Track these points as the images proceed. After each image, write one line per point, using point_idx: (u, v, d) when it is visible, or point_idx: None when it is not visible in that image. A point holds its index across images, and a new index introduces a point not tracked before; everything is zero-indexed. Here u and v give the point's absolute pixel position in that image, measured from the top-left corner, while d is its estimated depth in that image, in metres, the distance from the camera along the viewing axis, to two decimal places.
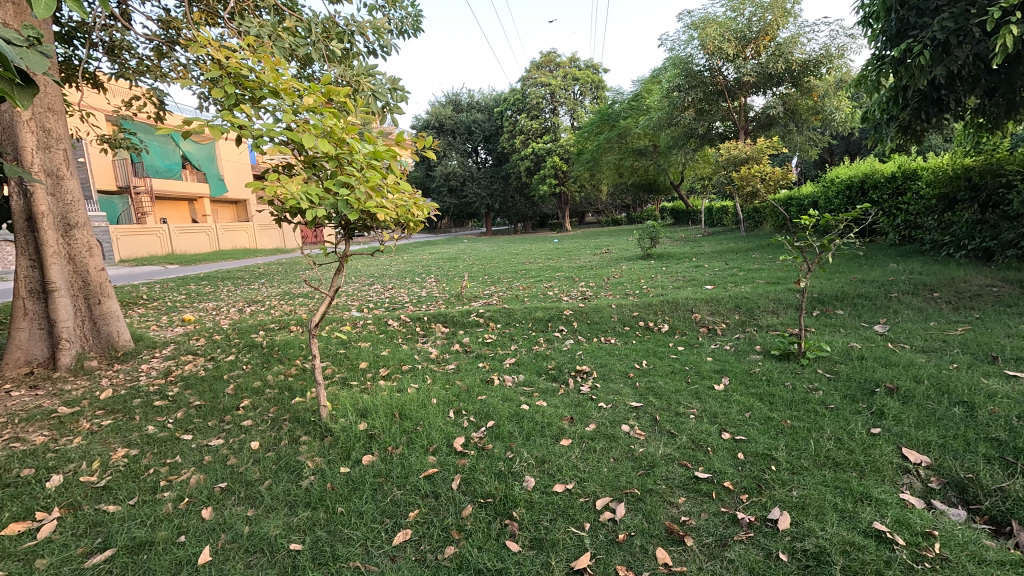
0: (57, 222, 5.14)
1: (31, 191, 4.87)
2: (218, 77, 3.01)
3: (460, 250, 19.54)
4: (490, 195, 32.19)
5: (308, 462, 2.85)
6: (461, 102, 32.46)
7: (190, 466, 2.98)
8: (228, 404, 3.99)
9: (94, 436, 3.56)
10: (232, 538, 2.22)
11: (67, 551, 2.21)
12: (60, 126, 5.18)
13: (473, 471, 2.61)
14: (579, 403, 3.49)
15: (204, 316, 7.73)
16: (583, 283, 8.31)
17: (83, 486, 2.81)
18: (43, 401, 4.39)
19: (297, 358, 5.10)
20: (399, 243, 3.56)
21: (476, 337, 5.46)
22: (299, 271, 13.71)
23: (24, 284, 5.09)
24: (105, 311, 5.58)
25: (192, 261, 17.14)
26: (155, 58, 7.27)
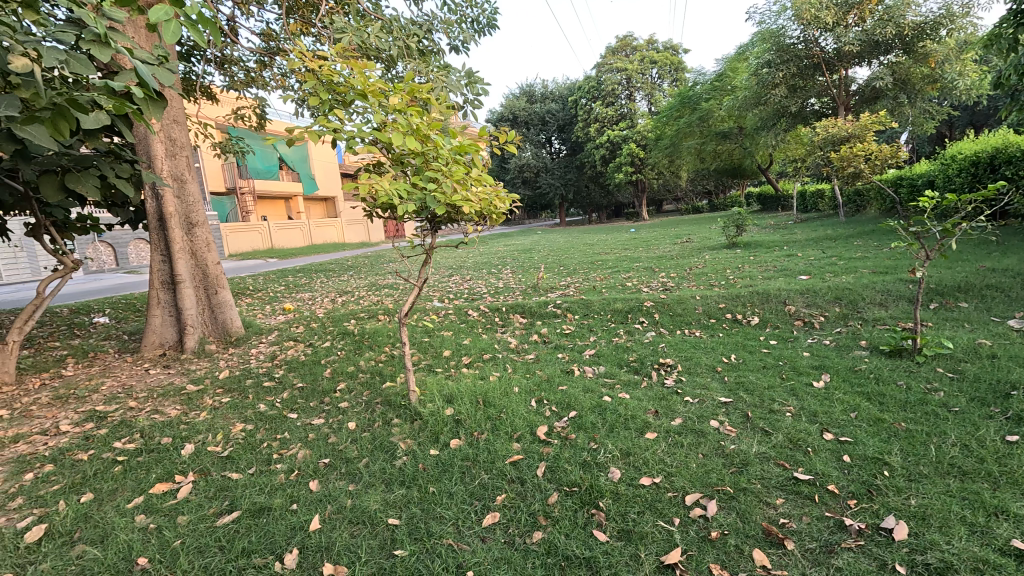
0: (181, 221, 5.80)
1: (161, 194, 5.53)
2: (316, 82, 3.25)
3: (534, 241, 19.60)
4: (564, 186, 31.95)
5: (401, 443, 3.02)
6: (535, 93, 32.42)
7: (297, 442, 3.27)
8: (327, 386, 4.32)
9: (217, 411, 4.02)
10: (336, 509, 2.41)
11: (202, 510, 2.52)
12: (183, 135, 5.83)
13: (558, 460, 2.65)
14: (664, 396, 3.40)
15: (302, 305, 8.40)
16: (664, 273, 8.05)
17: (211, 454, 3.19)
18: (174, 379, 5.00)
19: (384, 345, 5.40)
20: (482, 235, 3.64)
21: (555, 327, 5.48)
22: (384, 263, 14.44)
23: (156, 276, 5.79)
24: (221, 300, 6.22)
25: (290, 255, 18.63)
26: (258, 70, 7.94)
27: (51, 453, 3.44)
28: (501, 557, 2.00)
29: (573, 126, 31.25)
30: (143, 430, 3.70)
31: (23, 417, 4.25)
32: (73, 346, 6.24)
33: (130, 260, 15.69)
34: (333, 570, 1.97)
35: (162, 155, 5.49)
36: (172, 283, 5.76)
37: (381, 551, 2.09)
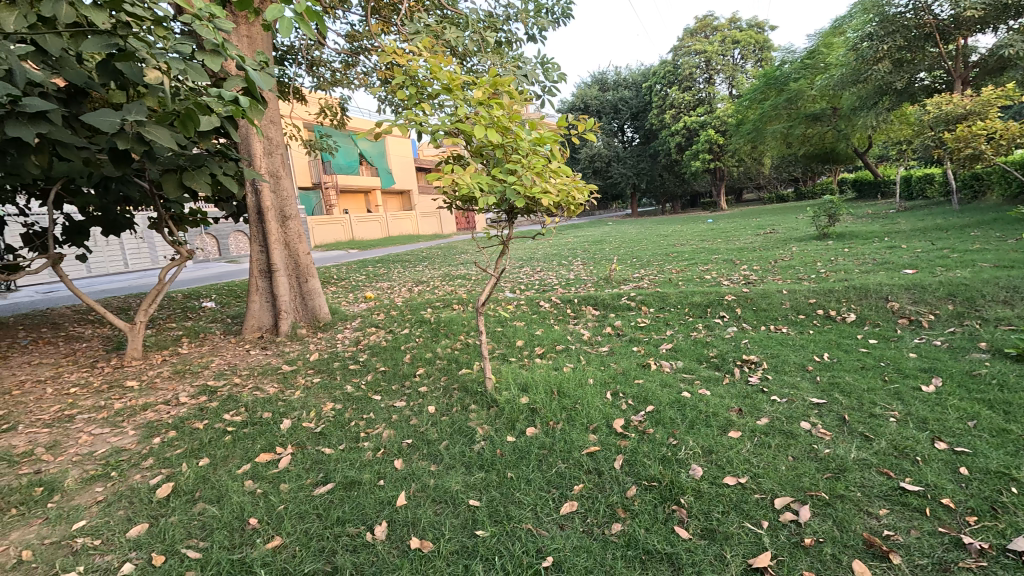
0: (276, 215, 6.29)
1: (260, 189, 6.02)
2: (403, 80, 3.40)
3: (605, 233, 19.26)
4: (636, 175, 31.06)
5: (479, 429, 3.11)
6: (607, 81, 31.74)
7: (382, 422, 3.47)
8: (407, 371, 4.53)
9: (309, 390, 4.34)
10: (420, 487, 2.53)
11: (301, 480, 2.74)
12: (279, 134, 6.29)
13: (636, 454, 2.62)
14: (748, 395, 3.24)
15: (381, 294, 8.83)
16: (745, 266, 7.63)
17: (306, 430, 3.46)
18: (271, 360, 5.46)
19: (460, 334, 5.56)
20: (560, 226, 3.64)
21: (629, 320, 5.37)
22: (456, 254, 14.83)
23: (255, 265, 6.32)
24: (310, 288, 6.67)
25: (369, 246, 19.59)
26: (343, 70, 8.38)
27: (173, 421, 3.89)
28: (580, 545, 2.02)
29: (647, 113, 30.23)
30: (247, 405, 4.08)
31: (149, 388, 4.82)
32: (187, 327, 6.98)
33: (231, 251, 17.22)
34: (420, 544, 2.08)
35: (261, 154, 5.97)
36: (269, 272, 6.25)
37: (463, 530, 2.17)
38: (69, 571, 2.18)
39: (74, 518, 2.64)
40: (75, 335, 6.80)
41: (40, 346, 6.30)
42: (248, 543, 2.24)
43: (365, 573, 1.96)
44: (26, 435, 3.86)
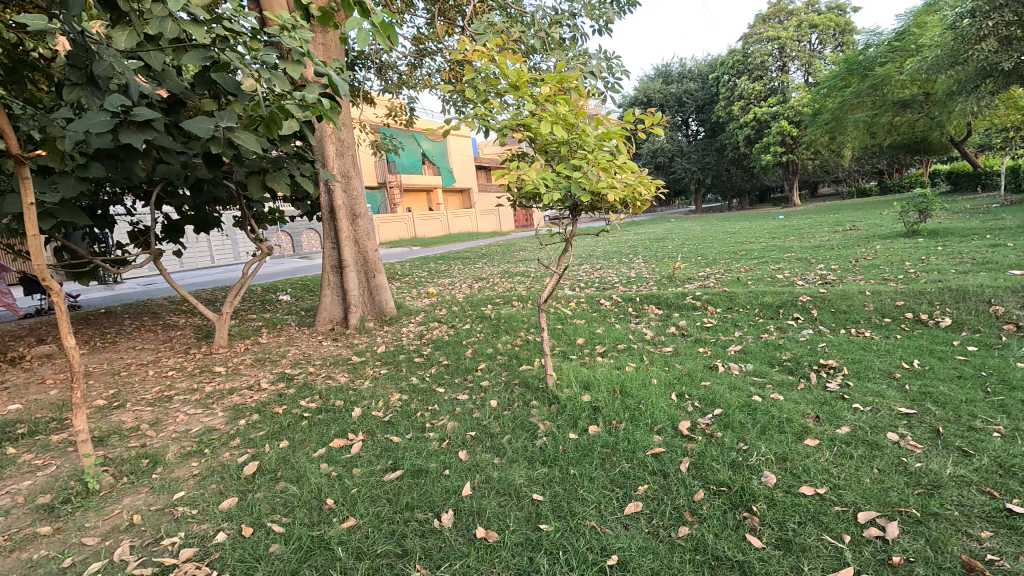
0: (347, 213, 6.59)
1: (332, 189, 6.33)
2: (472, 80, 3.48)
3: (668, 230, 18.70)
4: (701, 170, 29.90)
5: (541, 424, 3.14)
6: (671, 73, 30.77)
7: (446, 414, 3.58)
8: (469, 365, 4.64)
9: (377, 381, 4.55)
10: (484, 479, 2.59)
11: (371, 466, 2.88)
12: (350, 136, 6.60)
13: (703, 457, 2.54)
14: (826, 401, 3.06)
15: (443, 290, 9.05)
16: (822, 265, 7.17)
17: (375, 418, 3.63)
18: (341, 351, 5.75)
19: (520, 330, 5.61)
20: (625, 223, 3.59)
21: (694, 320, 5.20)
22: (515, 251, 14.95)
23: (328, 261, 6.67)
24: (377, 284, 6.96)
25: (431, 243, 20.11)
26: (409, 72, 8.65)
27: (256, 405, 4.20)
28: (646, 546, 2.00)
29: (714, 105, 29.02)
30: (321, 393, 4.33)
31: (234, 374, 5.22)
32: (266, 318, 7.49)
33: (304, 247, 18.26)
34: (485, 534, 2.13)
35: (333, 155, 6.27)
36: (340, 267, 6.58)
37: (528, 523, 2.21)
38: (172, 535, 2.42)
39: (174, 489, 2.92)
40: (171, 324, 7.48)
41: (143, 333, 6.99)
42: (326, 522, 2.38)
43: (433, 557, 2.04)
44: (133, 412, 4.30)
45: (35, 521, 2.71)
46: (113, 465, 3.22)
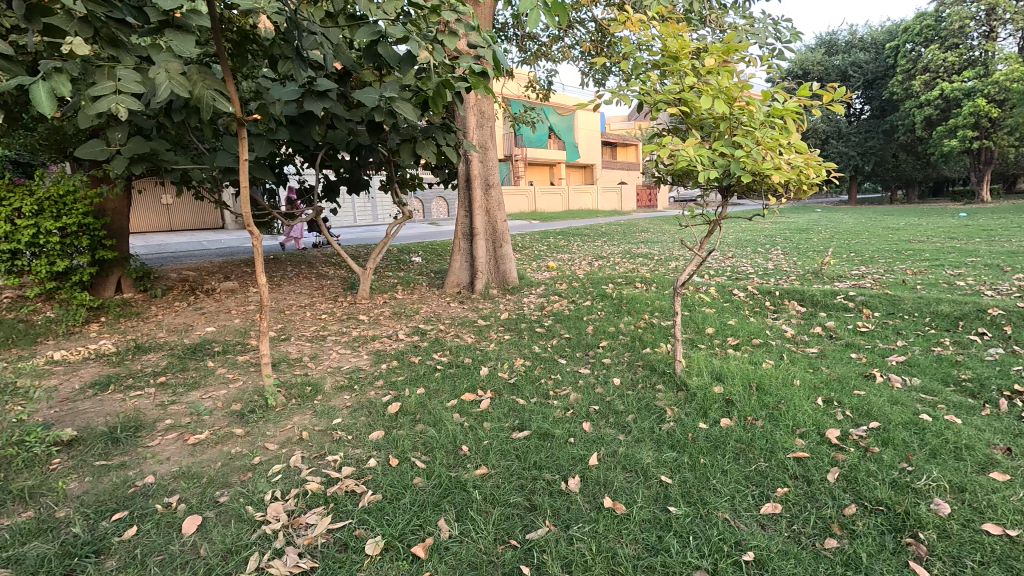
0: (481, 183, 6.88)
1: (469, 159, 6.64)
2: (627, 52, 3.39)
3: (812, 220, 16.79)
4: (861, 155, 26.20)
5: (668, 409, 3.08)
6: (837, 43, 27.11)
7: (569, 385, 3.65)
8: (591, 341, 4.66)
9: (502, 345, 4.77)
10: (610, 452, 2.63)
11: (500, 422, 3.05)
12: (490, 109, 6.83)
13: (857, 470, 2.32)
14: (1022, 434, 2.61)
15: (563, 265, 9.09)
16: (1021, 275, 5.98)
17: (501, 379, 3.83)
18: (467, 313, 6.09)
19: (643, 313, 5.48)
20: (784, 207, 3.31)
21: (845, 323, 4.67)
22: (637, 232, 14.49)
23: (460, 228, 7.04)
24: (503, 253, 7.21)
25: (550, 218, 20.22)
26: (550, 43, 8.62)
27: (395, 353, 4.65)
28: (789, 551, 1.89)
29: (888, 79, 25.05)
30: (450, 349, 4.66)
31: (375, 323, 5.80)
32: (400, 276, 8.15)
33: (432, 214, 19.42)
34: (613, 505, 2.18)
35: (474, 126, 6.56)
36: (471, 234, 6.92)
37: (656, 502, 2.20)
38: (333, 454, 2.80)
39: (332, 415, 3.36)
40: (323, 273, 8.48)
41: (302, 279, 8.02)
42: (461, 466, 2.59)
43: (563, 517, 2.14)
44: (296, 345, 4.99)
45: (231, 423, 3.30)
46: (284, 387, 3.80)
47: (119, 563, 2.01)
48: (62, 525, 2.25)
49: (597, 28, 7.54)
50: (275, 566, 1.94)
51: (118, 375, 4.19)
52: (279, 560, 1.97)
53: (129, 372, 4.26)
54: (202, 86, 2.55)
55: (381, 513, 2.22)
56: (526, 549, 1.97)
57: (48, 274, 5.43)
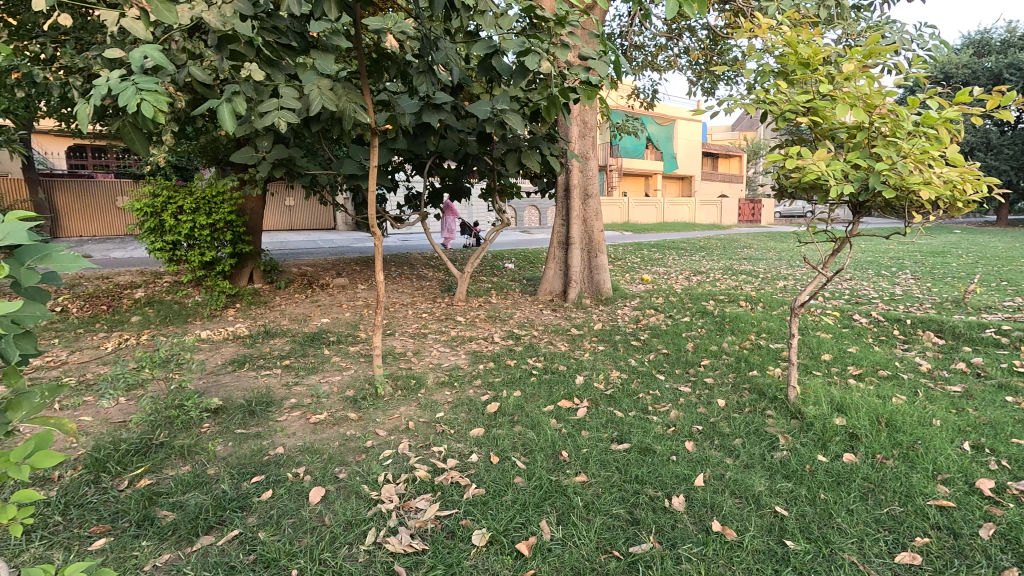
0: (579, 192, 6.91)
1: (570, 168, 6.71)
2: (751, 59, 3.23)
3: (949, 242, 14.82)
4: (1015, 170, 22.74)
5: (781, 436, 2.88)
6: (989, 43, 23.83)
7: (669, 401, 3.54)
8: (691, 358, 4.48)
9: (596, 355, 4.73)
10: (716, 475, 2.52)
11: (598, 433, 3.03)
12: (593, 118, 6.86)
13: (1019, 530, 2.04)
14: None
15: (658, 278, 8.83)
16: None
17: (596, 389, 3.80)
18: (560, 321, 6.13)
19: (748, 333, 5.17)
20: (930, 227, 2.99)
21: (996, 360, 4.08)
22: (739, 248, 13.69)
23: (555, 237, 7.10)
24: (598, 263, 7.16)
25: (644, 230, 19.70)
26: (656, 52, 8.48)
27: (491, 355, 4.78)
28: None
29: None
30: (545, 356, 4.70)
31: (472, 325, 6.02)
32: (495, 281, 8.38)
33: (524, 222, 19.73)
34: (723, 530, 2.11)
35: (576, 136, 6.63)
36: (566, 243, 6.96)
37: (770, 533, 2.09)
38: (438, 445, 2.94)
39: (435, 408, 3.54)
40: (423, 275, 8.93)
41: (404, 279, 8.50)
42: (561, 471, 2.62)
43: (668, 535, 2.10)
44: (400, 340, 5.31)
45: (346, 407, 3.59)
46: (392, 378, 4.06)
47: (260, 520, 2.28)
48: (214, 481, 2.59)
49: (708, 35, 7.29)
50: (391, 543, 2.09)
51: (251, 355, 4.73)
52: (394, 538, 2.12)
53: (260, 354, 4.78)
54: (347, 102, 2.82)
55: (486, 507, 2.31)
56: (630, 562, 1.96)
57: (199, 263, 6.25)
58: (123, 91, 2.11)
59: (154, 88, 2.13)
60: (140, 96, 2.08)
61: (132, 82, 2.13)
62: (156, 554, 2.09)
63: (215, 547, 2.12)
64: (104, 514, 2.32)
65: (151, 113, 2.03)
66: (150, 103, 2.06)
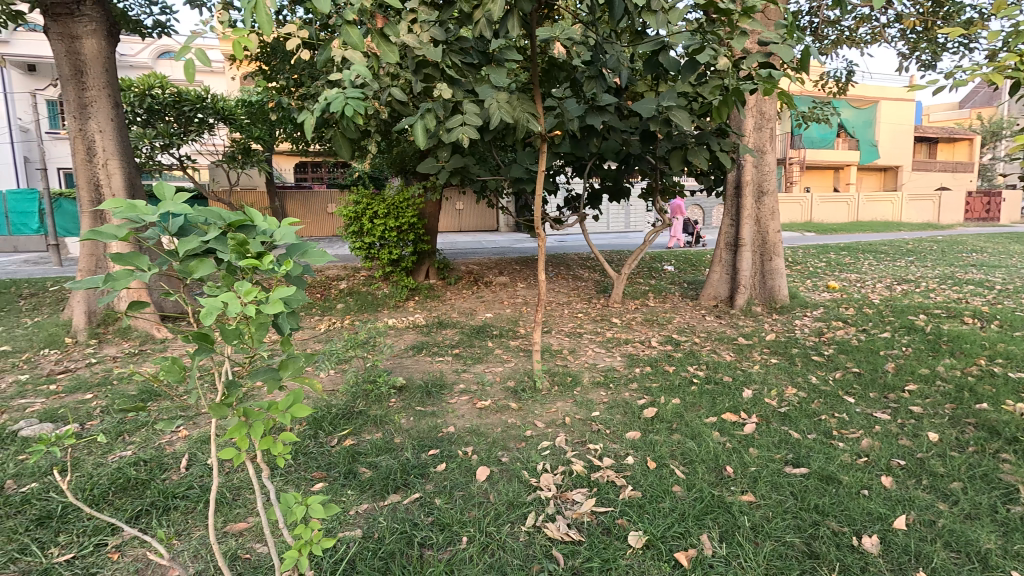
0: (753, 189, 6.35)
1: (743, 164, 6.20)
2: (1002, 17, 2.61)
3: None
4: None
5: (1022, 488, 2.34)
6: None
7: (860, 428, 3.08)
8: (892, 381, 3.81)
9: (768, 368, 4.30)
10: (925, 520, 2.16)
11: (769, 452, 2.78)
12: (772, 108, 6.24)
13: None
14: None
15: (848, 286, 7.66)
16: None
17: (768, 405, 3.46)
18: (726, 329, 5.71)
19: (975, 357, 4.22)
20: None
21: None
22: (964, 253, 11.14)
23: (723, 238, 6.62)
24: (773, 267, 6.48)
25: (831, 230, 17.13)
26: (856, 25, 7.35)
27: (648, 359, 4.66)
28: None
29: None
30: (708, 364, 4.43)
31: (628, 327, 5.94)
32: (652, 284, 8.12)
33: None
34: None
35: (751, 128, 6.10)
36: (736, 244, 6.45)
37: None
38: (594, 443, 2.99)
39: (590, 406, 3.59)
40: (578, 275, 9.05)
41: (561, 279, 8.71)
42: (725, 486, 2.48)
43: None
44: (557, 338, 5.48)
45: (507, 396, 3.84)
46: (549, 374, 4.22)
47: (437, 487, 2.60)
48: (400, 448, 3.00)
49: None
50: (550, 529, 2.22)
51: (427, 342, 5.32)
52: (553, 524, 2.24)
53: (434, 342, 5.36)
54: (520, 111, 3.03)
55: (642, 510, 2.30)
56: None
57: (387, 261, 7.21)
58: (336, 99, 2.72)
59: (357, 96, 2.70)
60: (346, 101, 2.67)
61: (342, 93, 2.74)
62: (358, 502, 2.50)
63: (402, 505, 2.47)
64: (322, 463, 2.85)
65: (350, 113, 2.60)
66: (351, 106, 2.65)
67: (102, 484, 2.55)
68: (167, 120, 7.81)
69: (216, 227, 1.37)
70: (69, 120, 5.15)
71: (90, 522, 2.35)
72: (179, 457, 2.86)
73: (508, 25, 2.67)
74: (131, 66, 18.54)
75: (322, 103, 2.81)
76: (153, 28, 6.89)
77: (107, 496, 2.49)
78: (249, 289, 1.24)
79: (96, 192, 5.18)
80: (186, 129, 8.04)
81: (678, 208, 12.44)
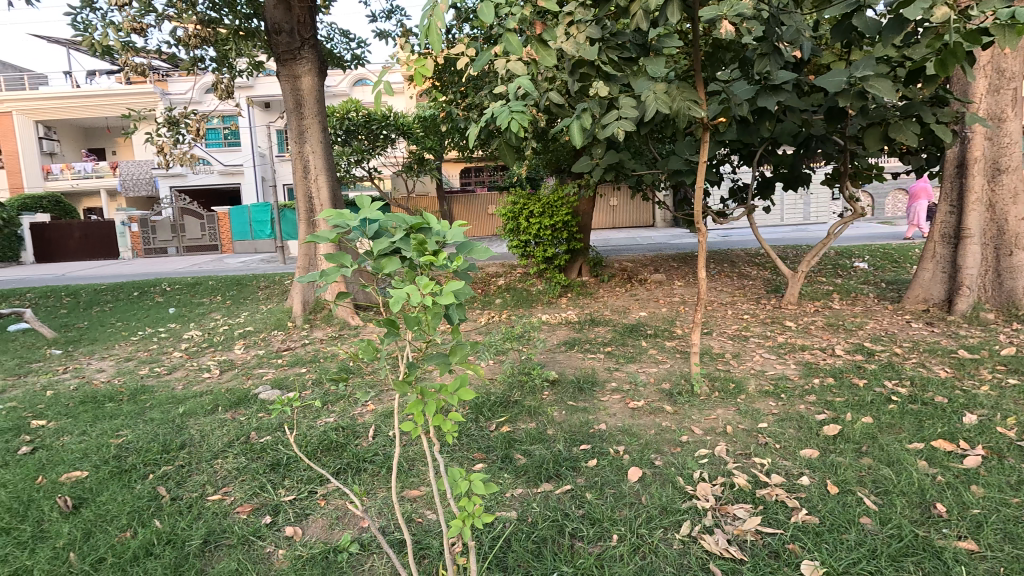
0: (986, 167, 5.13)
1: (971, 136, 5.05)
2: None
3: None
4: None
5: None
6: None
7: None
8: None
9: (1003, 390, 3.44)
10: None
11: (1002, 493, 2.26)
12: (1017, 63, 4.96)
13: None
14: None
15: None
16: None
17: (1003, 437, 2.77)
18: (941, 339, 4.70)
19: None
20: None
21: None
22: None
23: (939, 229, 5.46)
24: (1015, 264, 5.14)
25: None
26: None
27: (830, 369, 4.07)
28: None
29: None
30: (912, 379, 3.72)
31: (805, 332, 5.25)
32: (838, 283, 7.04)
33: (886, 211, 15.77)
34: None
35: (984, 91, 4.93)
36: (958, 236, 5.27)
37: None
38: (761, 457, 2.73)
39: (757, 417, 3.27)
40: (745, 273, 8.27)
41: (725, 277, 8.05)
42: (933, 527, 2.08)
43: None
44: (718, 340, 5.10)
45: (661, 399, 3.70)
46: (709, 378, 3.95)
47: (588, 482, 2.63)
48: (552, 440, 3.10)
49: None
50: (707, 541, 2.10)
51: (579, 339, 5.38)
52: (710, 537, 2.12)
53: (587, 339, 5.39)
54: (680, 100, 2.89)
55: (819, 539, 2.06)
56: None
57: (542, 258, 7.44)
58: (501, 113, 2.81)
59: (521, 109, 2.79)
60: (511, 117, 2.76)
61: (507, 107, 2.82)
62: (513, 486, 2.66)
63: (553, 494, 2.55)
64: (482, 445, 3.09)
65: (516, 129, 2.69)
66: (516, 121, 2.73)
67: (314, 443, 3.12)
68: (360, 138, 9.18)
69: (401, 229, 1.57)
70: (292, 145, 6.32)
71: (306, 471, 2.89)
72: (367, 427, 3.36)
73: (668, 12, 2.56)
74: (332, 95, 22.16)
75: (488, 117, 2.91)
76: (351, 62, 8.10)
77: (318, 453, 3.03)
78: (427, 283, 1.40)
79: (309, 203, 6.29)
80: (374, 145, 9.32)
81: (921, 189, 10.85)
